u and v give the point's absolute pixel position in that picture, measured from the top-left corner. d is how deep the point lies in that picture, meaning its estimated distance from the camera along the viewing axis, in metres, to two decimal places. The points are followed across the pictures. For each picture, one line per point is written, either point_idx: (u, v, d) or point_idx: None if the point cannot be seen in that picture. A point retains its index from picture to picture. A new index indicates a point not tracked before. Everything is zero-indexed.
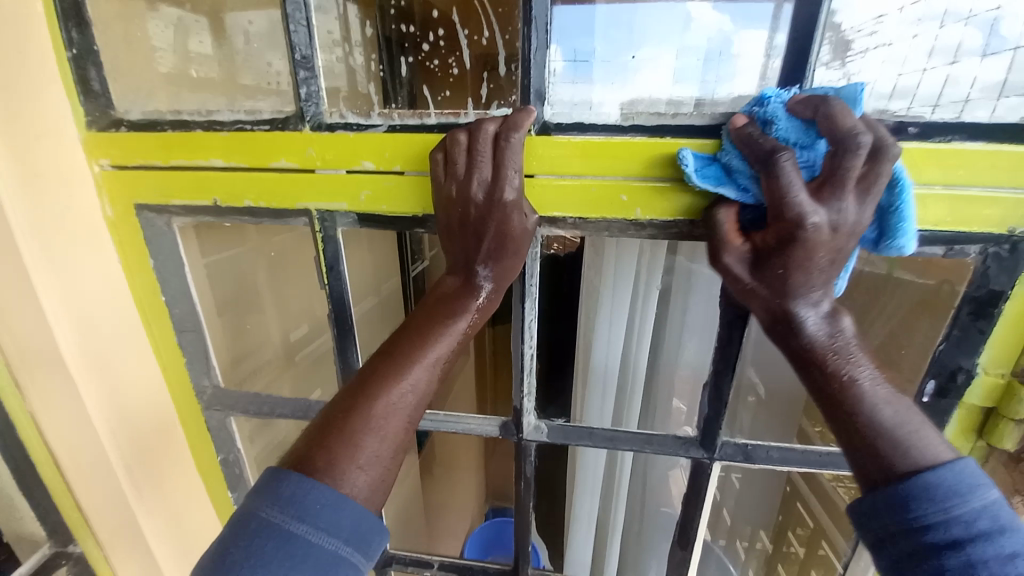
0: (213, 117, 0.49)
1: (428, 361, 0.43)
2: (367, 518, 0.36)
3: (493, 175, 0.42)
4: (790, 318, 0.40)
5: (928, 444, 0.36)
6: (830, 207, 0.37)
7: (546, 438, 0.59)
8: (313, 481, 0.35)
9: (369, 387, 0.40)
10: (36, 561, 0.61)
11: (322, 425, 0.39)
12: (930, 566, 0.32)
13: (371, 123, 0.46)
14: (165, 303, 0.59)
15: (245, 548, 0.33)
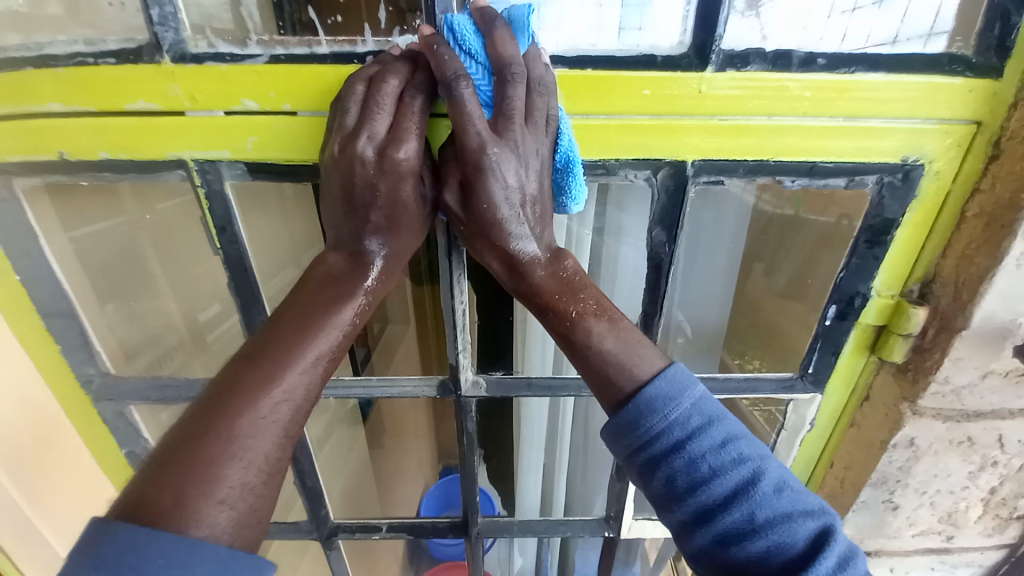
0: (43, 49, 0.39)
1: (307, 361, 0.38)
2: (234, 559, 0.31)
3: (388, 133, 0.38)
4: (517, 262, 0.42)
5: (647, 358, 0.40)
6: (508, 142, 0.38)
7: (485, 392, 0.59)
8: (150, 531, 0.30)
9: (231, 403, 0.35)
10: None
11: (171, 452, 0.33)
12: (662, 471, 0.38)
13: (248, 53, 0.38)
14: (24, 285, 0.51)
15: None
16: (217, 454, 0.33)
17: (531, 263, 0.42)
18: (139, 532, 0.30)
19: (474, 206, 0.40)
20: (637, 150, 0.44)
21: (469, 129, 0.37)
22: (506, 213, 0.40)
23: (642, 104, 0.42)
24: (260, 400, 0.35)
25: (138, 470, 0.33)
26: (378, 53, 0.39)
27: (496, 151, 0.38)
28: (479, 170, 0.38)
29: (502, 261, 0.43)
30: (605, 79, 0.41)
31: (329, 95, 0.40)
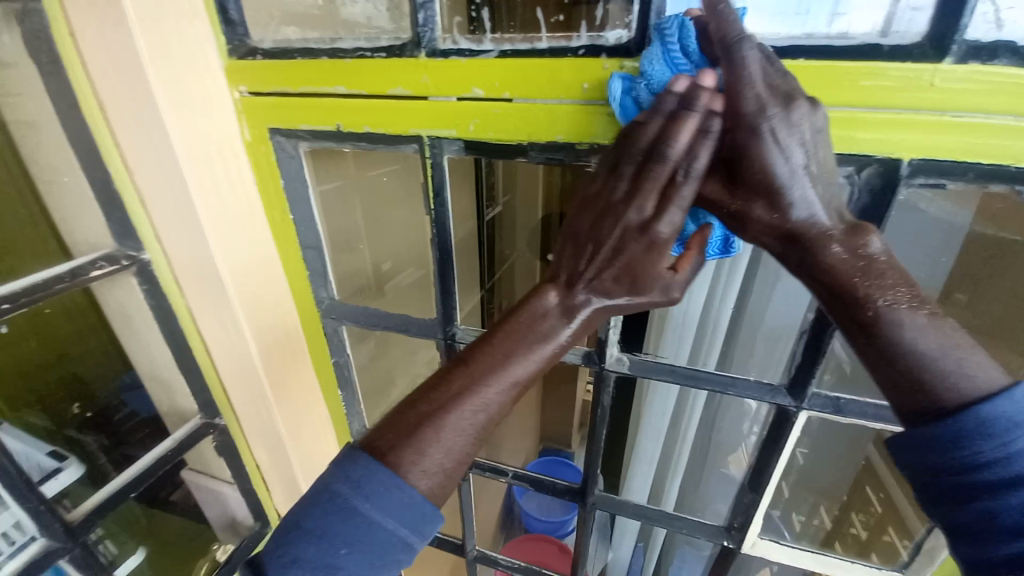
0: (337, 45, 0.52)
1: (508, 381, 0.45)
2: (421, 511, 0.42)
3: (629, 191, 0.42)
4: (798, 237, 0.40)
5: (976, 371, 0.38)
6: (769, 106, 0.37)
7: (628, 370, 0.62)
8: (377, 470, 0.41)
9: (447, 398, 0.44)
10: (191, 428, 0.75)
11: (401, 420, 0.44)
12: (981, 500, 0.36)
13: (483, 48, 0.47)
14: (295, 222, 0.66)
15: (322, 515, 0.41)
16: (429, 436, 0.43)
17: (822, 239, 0.40)
18: (373, 474, 0.41)
19: (744, 180, 0.39)
20: (840, 142, 0.43)
21: (738, 100, 0.37)
22: (790, 182, 0.38)
23: (854, 95, 0.41)
24: (463, 402, 0.44)
25: (383, 415, 0.46)
26: (590, 47, 0.44)
27: (769, 121, 0.37)
28: (752, 143, 0.38)
29: (777, 235, 0.41)
30: (815, 71, 0.41)
31: (541, 85, 0.46)
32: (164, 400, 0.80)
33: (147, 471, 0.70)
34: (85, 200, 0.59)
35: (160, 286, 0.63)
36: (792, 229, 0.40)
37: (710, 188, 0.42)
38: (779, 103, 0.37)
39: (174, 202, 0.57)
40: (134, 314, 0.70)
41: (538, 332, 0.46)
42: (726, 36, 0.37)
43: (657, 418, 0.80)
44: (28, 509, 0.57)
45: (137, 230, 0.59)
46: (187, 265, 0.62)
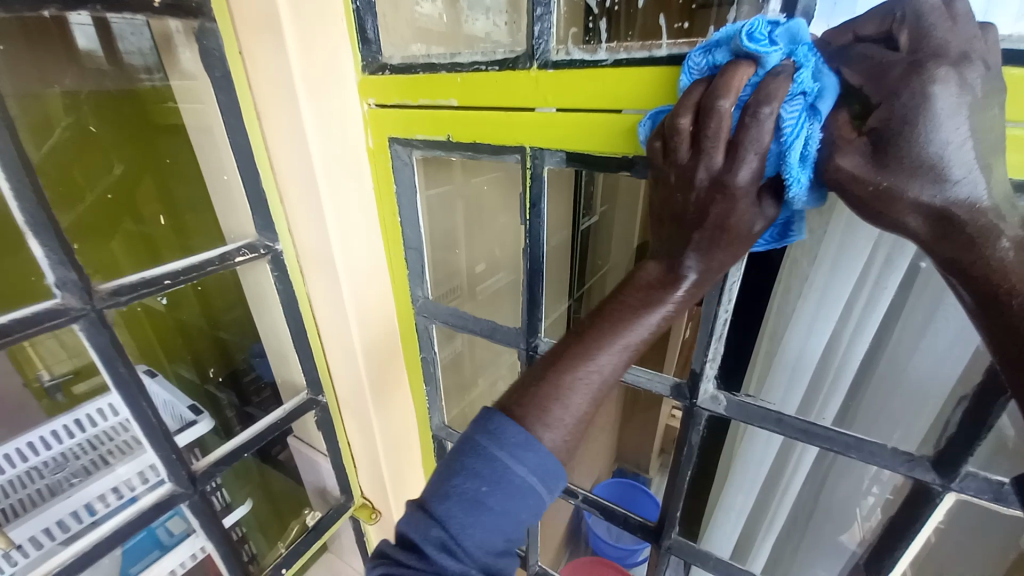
0: (455, 59, 0.55)
1: (620, 345, 0.43)
2: (550, 461, 0.42)
3: (691, 148, 0.38)
4: (952, 218, 0.32)
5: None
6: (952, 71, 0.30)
7: (723, 411, 0.56)
8: (506, 420, 0.42)
9: (560, 364, 0.44)
10: (298, 400, 0.85)
11: (527, 382, 0.45)
12: None
13: (597, 58, 0.46)
14: (402, 224, 0.71)
15: (460, 464, 0.42)
16: (548, 401, 0.43)
17: (991, 229, 0.31)
18: (508, 427, 0.42)
19: (899, 149, 0.32)
20: None
21: (887, 60, 0.32)
22: (951, 152, 0.31)
23: None
24: (572, 367, 0.43)
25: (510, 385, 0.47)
26: None
27: (942, 74, 0.30)
28: (917, 100, 0.31)
29: (929, 219, 0.33)
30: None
31: (658, 93, 0.44)
32: (282, 373, 0.91)
33: (260, 435, 0.79)
34: (240, 197, 0.70)
35: (288, 272, 0.73)
36: (943, 211, 0.32)
37: (851, 163, 0.34)
38: (949, 57, 0.31)
39: (309, 202, 0.65)
40: (267, 297, 0.80)
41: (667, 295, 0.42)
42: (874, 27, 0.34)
43: (753, 466, 0.71)
44: (163, 456, 0.67)
45: (274, 223, 0.69)
46: (312, 256, 0.71)
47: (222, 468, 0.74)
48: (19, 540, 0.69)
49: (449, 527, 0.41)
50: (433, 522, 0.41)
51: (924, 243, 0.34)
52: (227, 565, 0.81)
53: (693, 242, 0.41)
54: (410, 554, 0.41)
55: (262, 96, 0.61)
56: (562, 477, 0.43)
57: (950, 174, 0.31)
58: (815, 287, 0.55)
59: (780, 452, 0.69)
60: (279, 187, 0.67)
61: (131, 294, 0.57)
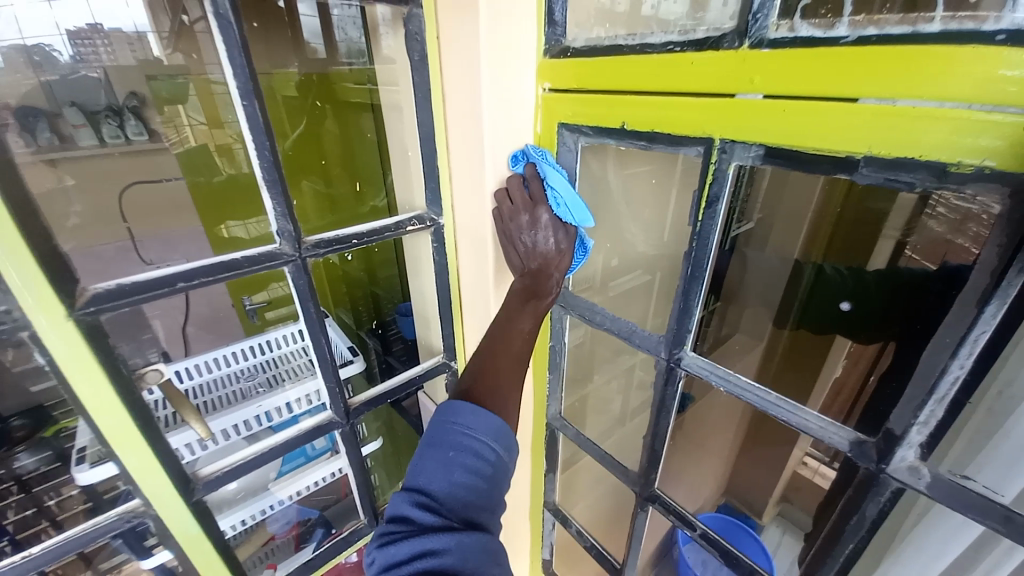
0: (645, 41, 0.52)
1: (524, 320, 0.65)
2: (500, 423, 0.54)
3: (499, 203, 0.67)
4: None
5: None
6: None
7: (924, 488, 0.44)
8: (457, 403, 0.54)
9: (490, 356, 0.62)
10: (433, 362, 0.93)
11: (477, 368, 0.61)
12: None
13: (833, 35, 0.38)
14: None
15: (431, 445, 0.52)
16: (497, 382, 0.59)
17: None
18: (461, 405, 0.54)
19: None
20: None
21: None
22: None
23: None
24: (500, 350, 0.62)
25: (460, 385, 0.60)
26: (1015, 32, 0.30)
27: None
28: None
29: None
30: None
31: (918, 78, 0.35)
32: (422, 334, 1.01)
33: (400, 387, 0.88)
34: (416, 170, 0.76)
35: (445, 244, 0.79)
36: None
37: None
38: None
39: (474, 180, 0.69)
40: (423, 264, 0.87)
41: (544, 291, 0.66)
42: None
43: (935, 561, 0.56)
44: (328, 387, 0.78)
45: (442, 197, 0.74)
46: (466, 233, 0.75)
47: (370, 408, 0.84)
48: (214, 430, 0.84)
49: (429, 487, 0.49)
50: (414, 488, 0.49)
51: None
52: (359, 489, 0.94)
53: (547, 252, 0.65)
54: (401, 522, 0.47)
55: (448, 75, 0.65)
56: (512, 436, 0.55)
57: None
58: None
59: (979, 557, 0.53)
60: (449, 164, 0.71)
61: (326, 248, 0.67)
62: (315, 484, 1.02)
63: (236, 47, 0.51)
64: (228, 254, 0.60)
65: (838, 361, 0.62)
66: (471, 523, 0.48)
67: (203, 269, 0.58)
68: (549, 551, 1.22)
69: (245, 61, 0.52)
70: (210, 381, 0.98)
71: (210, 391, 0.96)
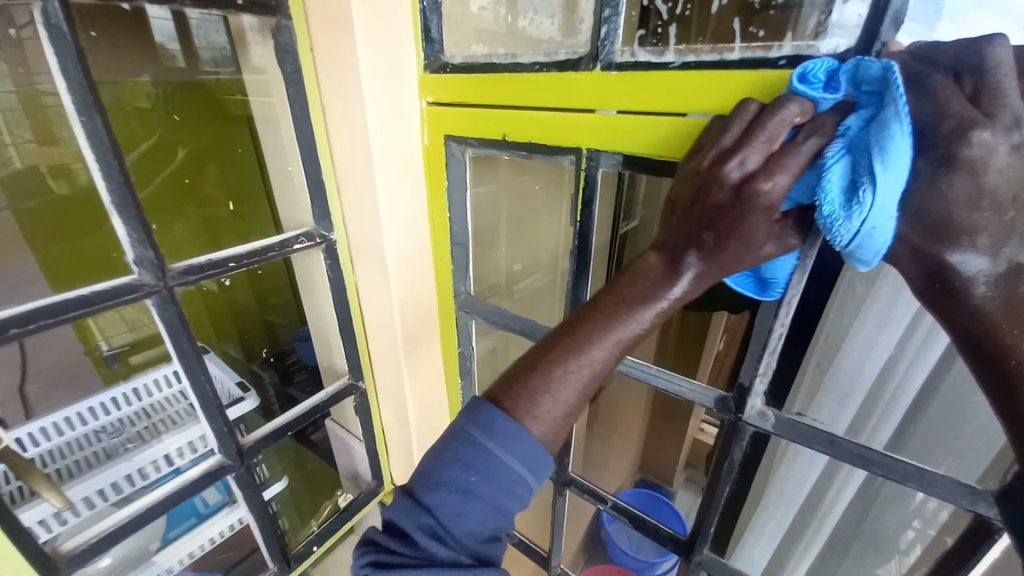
0: (517, 60, 0.56)
1: (611, 341, 0.42)
2: (536, 458, 0.41)
3: (762, 165, 0.36)
4: (947, 273, 0.33)
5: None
6: (1005, 123, 0.29)
7: (771, 428, 0.54)
8: (496, 412, 0.41)
9: (551, 353, 0.43)
10: (339, 386, 0.89)
11: (532, 361, 0.43)
12: None
13: (664, 60, 0.46)
14: (450, 220, 0.73)
15: (450, 456, 0.42)
16: (539, 388, 0.42)
17: (967, 283, 0.33)
18: (502, 420, 0.41)
19: (914, 200, 0.33)
20: None
21: (946, 109, 0.30)
22: (960, 208, 0.31)
23: None
24: (571, 363, 0.42)
25: (506, 367, 0.45)
26: (792, 57, 0.40)
27: (981, 136, 0.30)
28: (943, 161, 0.31)
29: (921, 267, 0.34)
30: None
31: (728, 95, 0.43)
32: (325, 356, 0.95)
33: (303, 416, 0.83)
34: (300, 185, 0.73)
35: (339, 260, 0.76)
36: (941, 264, 0.33)
37: None
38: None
39: (365, 194, 0.68)
40: (319, 283, 0.83)
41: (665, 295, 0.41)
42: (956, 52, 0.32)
43: (791, 488, 0.68)
44: (215, 428, 0.71)
45: (331, 213, 0.72)
46: (361, 245, 0.74)
47: (268, 444, 0.78)
48: (74, 499, 0.71)
49: (439, 512, 0.41)
50: (424, 505, 0.42)
51: (910, 285, 0.36)
52: (264, 536, 0.85)
53: (703, 238, 0.39)
54: (402, 537, 0.42)
55: (326, 88, 0.63)
56: (549, 468, 0.43)
57: (960, 232, 0.32)
58: (879, 307, 0.52)
59: (819, 476, 0.66)
60: (336, 178, 0.69)
61: (199, 274, 0.61)
62: (208, 545, 0.90)
63: (71, 57, 0.45)
64: (76, 290, 0.52)
65: (720, 335, 0.69)
66: (481, 559, 0.43)
67: (44, 310, 0.49)
68: None
69: (85, 73, 0.46)
70: (63, 445, 0.83)
71: (69, 454, 0.81)
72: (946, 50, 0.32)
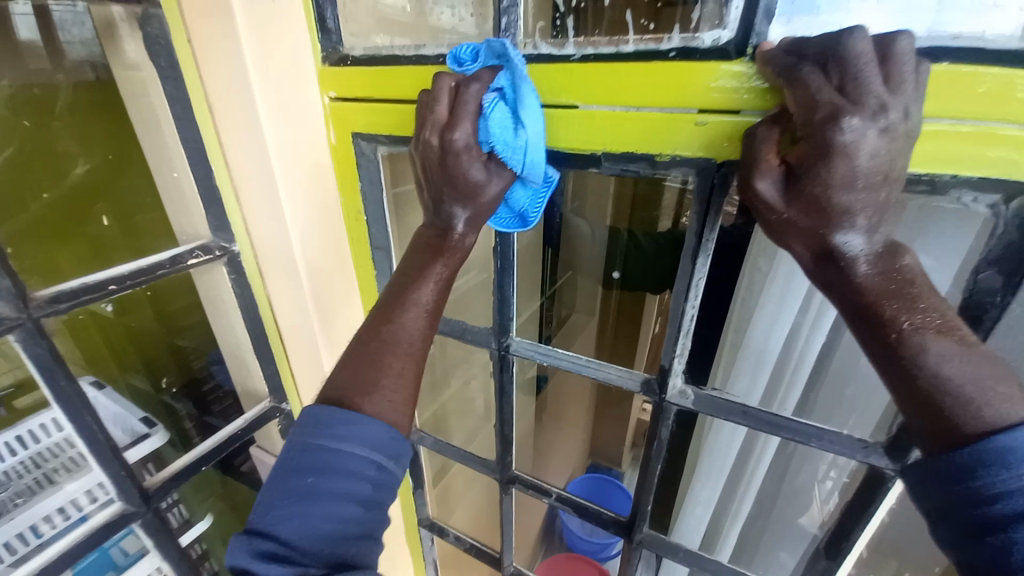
0: (421, 53, 0.54)
1: (417, 303, 0.50)
2: (374, 429, 0.44)
3: (446, 120, 0.46)
4: (833, 253, 0.35)
5: (1005, 399, 0.32)
6: (873, 109, 0.30)
7: (691, 405, 0.57)
8: (323, 409, 0.45)
9: (374, 331, 0.49)
10: (260, 409, 0.82)
11: (353, 357, 0.49)
12: (994, 540, 0.30)
13: (565, 53, 0.46)
14: (367, 223, 0.69)
15: (287, 467, 0.43)
16: (372, 370, 0.47)
17: (851, 262, 0.34)
18: (328, 413, 0.44)
19: (802, 187, 0.34)
20: (991, 170, 0.35)
21: (818, 99, 0.31)
22: (841, 191, 0.32)
23: (1013, 110, 0.34)
24: (385, 342, 0.49)
25: (338, 362, 0.50)
26: (681, 49, 0.41)
27: (853, 122, 0.30)
28: (823, 148, 0.31)
29: (813, 249, 0.36)
30: (955, 74, 0.34)
31: (626, 86, 0.44)
32: (241, 379, 0.88)
33: (220, 447, 0.75)
34: (191, 193, 0.66)
35: (246, 273, 0.70)
36: (828, 245, 0.34)
37: (765, 188, 0.36)
38: (890, 82, 0.31)
39: (268, 198, 0.63)
40: (227, 299, 0.76)
41: (446, 255, 0.51)
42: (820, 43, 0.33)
43: (720, 458, 0.72)
44: (110, 474, 0.62)
45: (230, 222, 0.66)
46: (269, 255, 0.68)
47: (179, 482, 0.70)
48: None
49: (280, 530, 0.40)
50: (261, 531, 0.41)
51: (804, 267, 0.37)
52: None
53: (460, 203, 0.49)
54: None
55: (211, 85, 0.57)
56: (402, 444, 0.46)
57: (842, 212, 0.33)
58: (778, 283, 0.56)
59: (743, 443, 0.70)
60: (233, 183, 0.63)
61: (71, 301, 0.54)
62: None
63: None
64: None
65: (654, 316, 0.68)
66: (336, 567, 0.40)
67: None
68: (433, 568, 1.17)
69: None
70: None
71: None
72: (813, 43, 0.33)
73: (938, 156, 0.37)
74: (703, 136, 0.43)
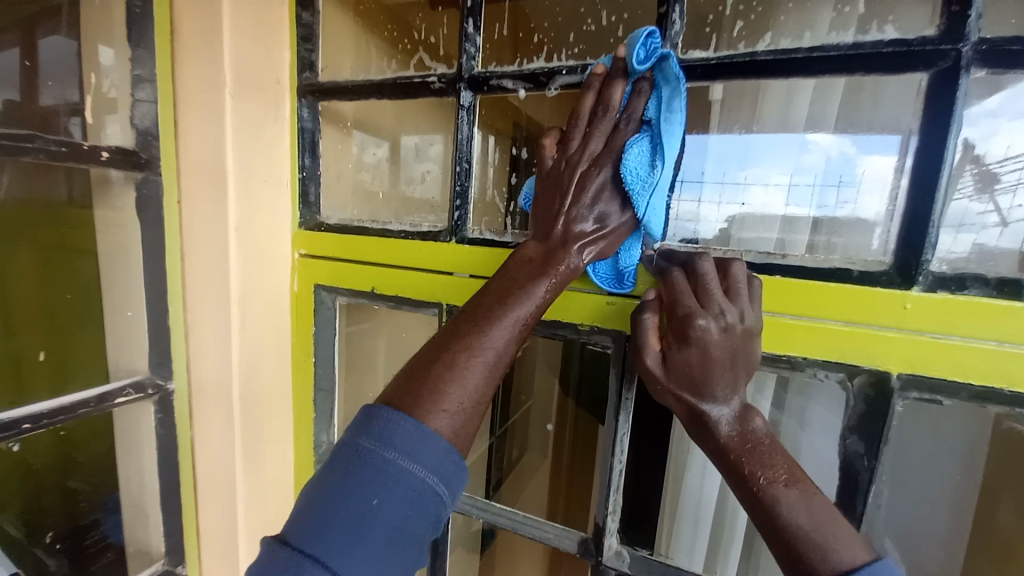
0: (386, 227, 0.64)
1: (509, 320, 0.43)
2: (449, 456, 0.39)
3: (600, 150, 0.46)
4: (700, 415, 0.42)
5: (844, 545, 0.35)
6: (715, 312, 0.41)
7: (627, 568, 0.57)
8: (396, 416, 0.39)
9: (451, 343, 0.42)
10: (150, 573, 0.71)
11: (410, 372, 0.42)
12: None
13: (503, 240, 0.57)
14: (315, 363, 0.71)
15: (349, 476, 0.37)
16: (440, 384, 0.40)
17: (714, 418, 0.42)
18: (394, 422, 0.38)
19: (675, 362, 0.42)
20: (831, 354, 0.45)
21: (680, 301, 0.42)
22: (701, 365, 0.41)
23: (835, 310, 0.44)
24: (463, 349, 0.41)
25: (397, 372, 0.43)
26: None
27: (702, 321, 0.40)
28: (683, 336, 0.41)
29: (686, 409, 0.43)
30: (791, 285, 0.46)
31: None
32: (132, 536, 0.76)
33: None
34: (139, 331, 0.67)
35: (174, 414, 0.68)
36: (697, 407, 0.42)
37: (649, 360, 0.44)
38: (732, 291, 0.42)
39: (218, 338, 0.64)
40: (146, 441, 0.71)
41: (551, 271, 0.46)
42: (682, 260, 0.45)
43: None
44: None
45: (172, 360, 0.66)
46: (205, 395, 0.67)
47: None
48: None
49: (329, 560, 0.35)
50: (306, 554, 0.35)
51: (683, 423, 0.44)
52: None
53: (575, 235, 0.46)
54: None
55: (190, 238, 0.64)
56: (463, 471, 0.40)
57: (703, 379, 0.41)
58: None
59: None
60: (186, 322, 0.66)
61: None
62: None
63: None
64: None
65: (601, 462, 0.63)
66: None
67: None
68: None
69: None
70: None
71: None
72: (677, 257, 0.46)
73: (791, 343, 0.46)
74: (616, 313, 0.53)
